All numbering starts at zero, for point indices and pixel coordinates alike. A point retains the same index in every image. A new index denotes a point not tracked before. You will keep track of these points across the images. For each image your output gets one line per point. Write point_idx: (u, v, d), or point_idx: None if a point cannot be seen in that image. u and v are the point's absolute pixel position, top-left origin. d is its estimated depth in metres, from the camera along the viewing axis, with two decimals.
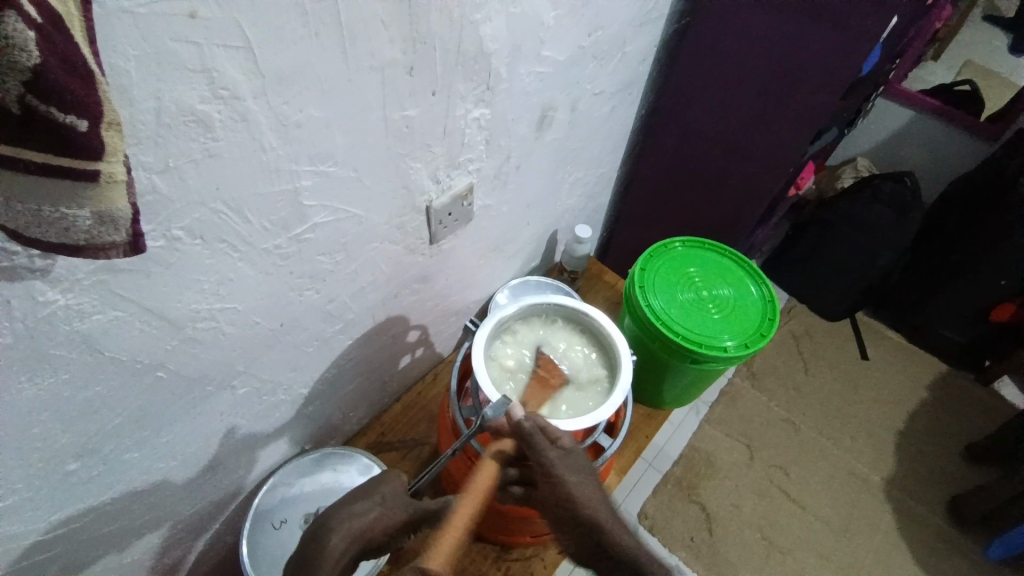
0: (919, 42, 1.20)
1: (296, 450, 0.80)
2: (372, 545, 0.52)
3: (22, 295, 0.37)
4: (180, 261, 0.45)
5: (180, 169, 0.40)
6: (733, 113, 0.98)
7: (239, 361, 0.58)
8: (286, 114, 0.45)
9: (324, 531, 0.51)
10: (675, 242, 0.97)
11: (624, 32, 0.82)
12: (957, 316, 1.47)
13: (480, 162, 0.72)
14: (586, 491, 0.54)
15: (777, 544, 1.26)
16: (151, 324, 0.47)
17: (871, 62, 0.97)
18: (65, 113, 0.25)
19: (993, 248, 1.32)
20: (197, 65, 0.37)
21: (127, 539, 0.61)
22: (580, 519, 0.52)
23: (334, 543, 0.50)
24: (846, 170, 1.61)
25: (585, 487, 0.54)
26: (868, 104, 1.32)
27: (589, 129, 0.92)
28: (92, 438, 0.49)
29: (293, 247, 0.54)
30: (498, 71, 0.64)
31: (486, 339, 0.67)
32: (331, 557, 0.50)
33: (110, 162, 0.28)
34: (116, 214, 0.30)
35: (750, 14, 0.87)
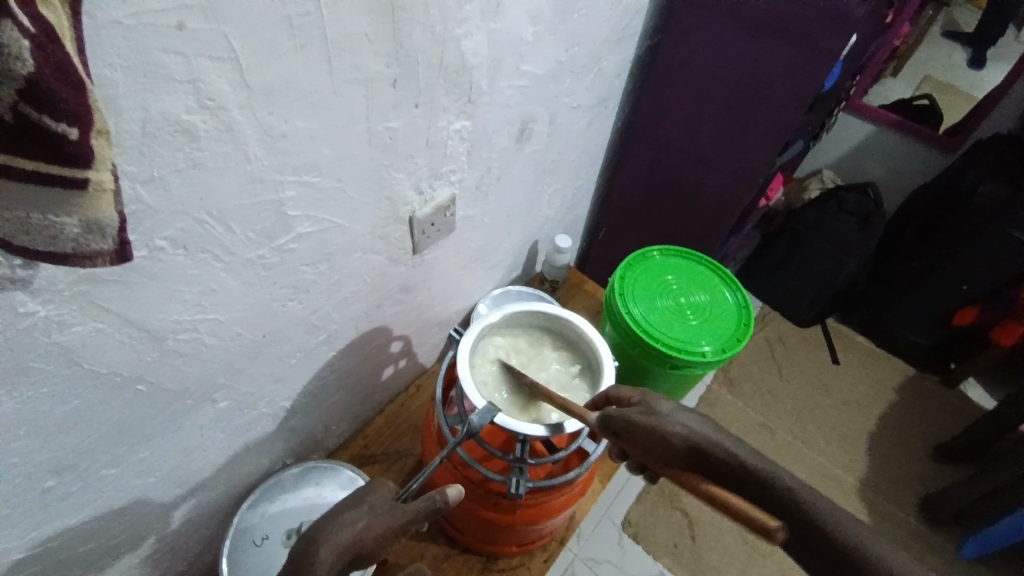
0: (878, 59, 1.27)
1: (278, 465, 0.78)
2: (364, 556, 0.52)
3: (3, 307, 0.36)
4: (163, 272, 0.45)
5: (166, 179, 0.40)
6: (705, 126, 1.02)
7: (222, 373, 0.57)
8: (271, 124, 0.45)
9: (313, 544, 0.51)
10: (653, 251, 0.99)
11: (599, 48, 0.85)
12: (921, 320, 1.53)
13: (462, 173, 0.73)
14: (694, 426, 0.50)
15: (759, 547, 1.30)
16: (133, 336, 0.46)
17: (834, 77, 1.02)
18: (58, 122, 0.25)
19: (952, 254, 1.39)
20: (184, 76, 0.37)
21: (103, 560, 0.60)
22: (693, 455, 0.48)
23: (325, 557, 0.50)
24: (813, 181, 1.67)
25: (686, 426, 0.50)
26: (832, 118, 1.38)
27: (568, 141, 0.94)
28: (70, 454, 0.47)
29: (277, 258, 0.55)
30: (479, 84, 0.65)
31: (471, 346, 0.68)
32: (321, 571, 0.49)
33: (99, 171, 0.28)
34: (103, 222, 0.30)
35: (719, 32, 0.91)
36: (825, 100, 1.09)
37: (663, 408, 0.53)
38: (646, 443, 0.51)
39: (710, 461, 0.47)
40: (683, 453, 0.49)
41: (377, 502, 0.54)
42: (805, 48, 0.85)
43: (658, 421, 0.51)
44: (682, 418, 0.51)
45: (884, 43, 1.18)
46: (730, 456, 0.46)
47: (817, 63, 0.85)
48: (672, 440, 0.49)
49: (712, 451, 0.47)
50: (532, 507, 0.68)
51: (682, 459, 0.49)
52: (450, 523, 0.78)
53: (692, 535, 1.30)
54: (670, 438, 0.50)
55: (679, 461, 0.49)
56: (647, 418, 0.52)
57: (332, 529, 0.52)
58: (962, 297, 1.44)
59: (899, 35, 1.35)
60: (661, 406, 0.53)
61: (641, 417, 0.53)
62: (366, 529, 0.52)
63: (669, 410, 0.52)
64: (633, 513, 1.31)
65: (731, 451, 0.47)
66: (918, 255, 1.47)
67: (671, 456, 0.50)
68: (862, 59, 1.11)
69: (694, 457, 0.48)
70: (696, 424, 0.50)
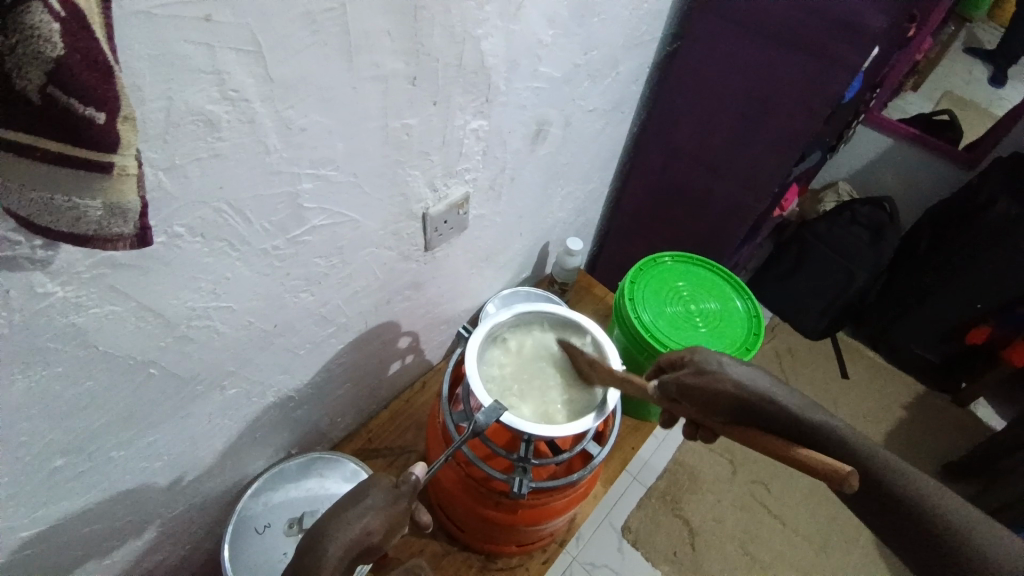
0: (899, 72, 1.25)
1: (282, 455, 0.79)
2: (367, 551, 0.52)
3: (21, 286, 0.37)
4: (178, 259, 0.45)
5: (185, 168, 0.41)
6: (719, 135, 1.01)
7: (231, 361, 0.58)
8: (290, 118, 0.46)
9: (320, 539, 0.51)
10: (664, 256, 0.99)
11: (617, 53, 0.85)
12: (933, 337, 1.52)
13: (476, 172, 0.73)
14: (742, 378, 0.51)
15: (759, 558, 1.29)
16: (147, 321, 0.47)
17: (854, 87, 1.01)
18: (85, 105, 0.26)
19: (966, 270, 1.37)
20: (207, 67, 0.38)
21: (106, 542, 0.60)
22: (742, 403, 0.50)
23: (331, 552, 0.50)
24: (827, 194, 1.65)
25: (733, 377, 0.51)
26: (849, 130, 1.37)
27: (582, 143, 0.94)
28: (80, 435, 0.48)
29: (290, 249, 0.55)
30: (497, 85, 0.65)
31: (479, 345, 0.68)
32: (329, 567, 0.50)
33: (123, 156, 0.28)
34: (126, 207, 0.30)
35: (738, 41, 0.91)
36: (842, 112, 1.08)
37: (713, 363, 0.54)
38: (698, 401, 0.53)
39: (767, 418, 0.48)
40: (736, 410, 0.50)
41: (380, 495, 0.53)
42: (824, 59, 0.84)
43: (709, 378, 0.53)
44: (740, 373, 0.51)
45: (906, 56, 1.17)
46: (787, 413, 0.47)
47: (835, 75, 0.85)
48: (721, 396, 0.51)
49: (762, 403, 0.49)
50: (533, 508, 0.68)
51: (734, 416, 0.50)
52: (451, 520, 0.78)
53: (692, 544, 1.29)
54: (719, 392, 0.51)
55: (731, 417, 0.50)
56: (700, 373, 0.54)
57: (337, 524, 0.52)
58: (973, 314, 1.42)
59: (921, 48, 1.33)
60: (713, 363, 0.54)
61: (691, 376, 0.54)
62: (370, 522, 0.52)
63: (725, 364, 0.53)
64: (633, 519, 1.31)
65: (782, 404, 0.48)
66: (930, 271, 1.44)
67: (728, 415, 0.50)
68: (881, 74, 1.10)
69: (751, 416, 0.49)
70: (753, 379, 0.51)
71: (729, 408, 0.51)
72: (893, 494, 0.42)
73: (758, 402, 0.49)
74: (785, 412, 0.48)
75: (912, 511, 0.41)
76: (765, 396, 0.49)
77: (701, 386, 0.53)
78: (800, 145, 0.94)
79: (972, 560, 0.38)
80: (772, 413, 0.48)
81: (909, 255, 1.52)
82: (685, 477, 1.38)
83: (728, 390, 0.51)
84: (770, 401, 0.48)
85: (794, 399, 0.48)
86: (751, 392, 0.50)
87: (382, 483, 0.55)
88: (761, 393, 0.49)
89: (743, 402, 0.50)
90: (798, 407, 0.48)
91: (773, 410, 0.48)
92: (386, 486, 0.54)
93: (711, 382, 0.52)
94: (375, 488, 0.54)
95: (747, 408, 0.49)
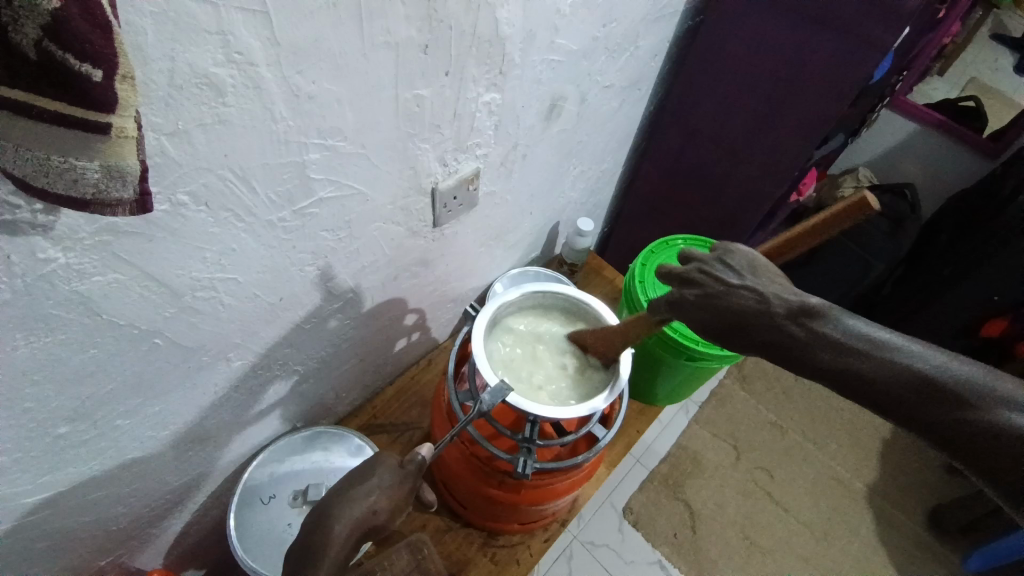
0: (928, 54, 1.21)
1: (288, 427, 0.79)
2: (374, 529, 0.52)
3: (22, 251, 0.36)
4: (183, 228, 0.44)
5: (189, 134, 0.40)
6: (739, 116, 0.99)
7: (237, 333, 0.57)
8: (298, 85, 0.44)
9: (326, 518, 0.51)
10: (678, 239, 0.96)
11: (637, 27, 0.82)
12: (947, 330, 1.50)
13: (488, 148, 0.71)
14: (745, 294, 0.50)
15: (759, 544, 1.29)
16: (151, 290, 0.46)
17: (882, 68, 0.97)
18: (82, 62, 0.24)
19: (985, 262, 1.33)
20: (212, 27, 0.36)
21: (115, 507, 0.61)
22: (740, 318, 0.50)
23: (337, 531, 0.51)
24: (847, 179, 1.61)
25: (745, 292, 0.50)
26: (872, 115, 1.33)
27: (596, 122, 0.92)
28: (85, 403, 0.48)
29: (297, 221, 0.54)
30: (512, 57, 0.63)
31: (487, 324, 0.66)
32: (333, 543, 0.50)
33: (121, 117, 0.27)
34: (124, 170, 0.29)
35: (766, 17, 0.87)
36: (868, 96, 1.04)
37: (743, 302, 0.50)
38: (702, 314, 0.53)
39: (760, 334, 0.50)
40: (727, 324, 0.51)
41: (386, 474, 0.53)
42: (855, 37, 0.80)
43: (720, 294, 0.52)
44: (777, 307, 0.49)
45: (937, 38, 1.12)
46: (782, 325, 0.48)
47: (865, 56, 0.81)
48: (726, 312, 0.51)
49: (754, 320, 0.50)
50: (537, 488, 0.68)
51: (735, 326, 0.51)
52: (453, 497, 0.79)
53: (693, 527, 1.30)
54: (726, 307, 0.51)
55: (730, 331, 0.51)
56: (730, 314, 0.51)
57: (342, 503, 0.52)
58: (990, 308, 1.41)
59: (952, 30, 1.29)
60: (741, 301, 0.50)
61: (695, 295, 0.53)
62: (377, 502, 0.52)
63: (760, 301, 0.50)
64: (635, 501, 1.32)
65: (774, 319, 0.49)
66: (948, 261, 1.41)
67: (775, 359, 0.50)
68: (910, 57, 1.05)
69: (747, 328, 0.50)
70: (795, 319, 0.48)
71: (726, 321, 0.51)
72: (947, 411, 0.42)
73: (803, 346, 0.47)
74: (829, 360, 0.46)
75: (909, 404, 0.43)
76: (810, 334, 0.47)
77: (736, 326, 0.51)
78: (825, 129, 0.90)
79: (962, 431, 0.41)
80: (769, 334, 0.49)
81: (926, 246, 1.49)
82: (688, 462, 1.38)
83: (734, 307, 0.51)
84: (816, 341, 0.47)
85: (842, 337, 0.46)
86: (798, 334, 0.48)
87: (389, 462, 0.54)
88: (803, 337, 0.47)
89: (740, 322, 0.50)
90: (809, 339, 0.47)
91: (764, 327, 0.49)
92: (392, 466, 0.54)
93: (724, 299, 0.51)
94: (381, 467, 0.54)
95: (790, 354, 0.48)
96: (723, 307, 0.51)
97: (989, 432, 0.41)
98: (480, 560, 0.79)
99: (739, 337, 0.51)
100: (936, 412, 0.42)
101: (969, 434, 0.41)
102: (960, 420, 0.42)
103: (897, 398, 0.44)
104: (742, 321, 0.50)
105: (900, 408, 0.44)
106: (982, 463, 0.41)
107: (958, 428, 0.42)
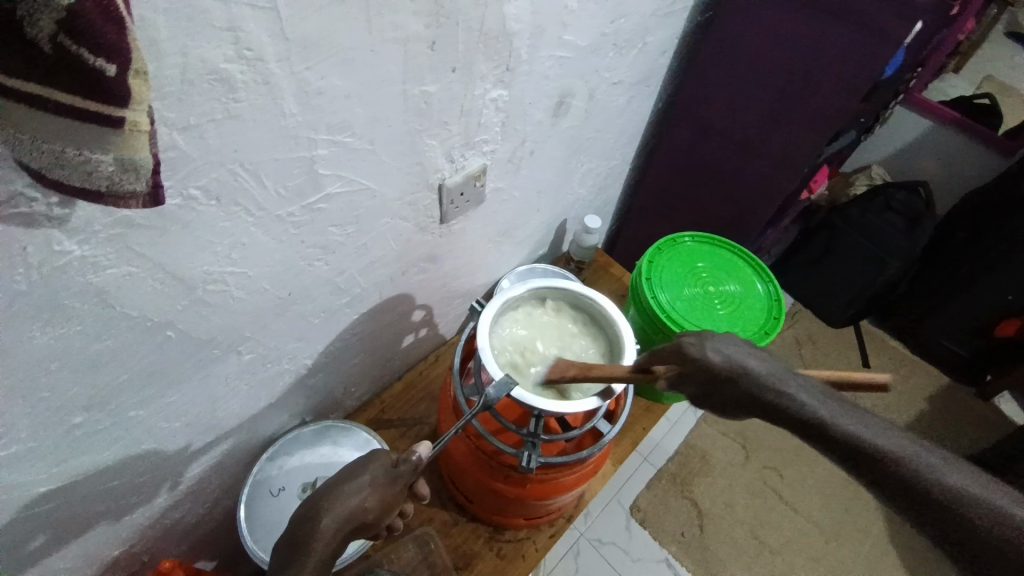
0: (943, 50, 1.19)
1: (297, 421, 0.80)
2: (362, 527, 0.53)
3: (40, 243, 0.37)
4: (195, 221, 0.45)
5: (201, 128, 0.40)
6: (751, 112, 0.98)
7: (248, 326, 0.58)
8: (307, 80, 0.45)
9: (314, 512, 0.52)
10: (686, 237, 0.96)
11: (645, 23, 0.82)
12: (961, 329, 1.48)
13: (494, 144, 0.72)
14: (757, 360, 0.52)
15: (767, 543, 1.29)
16: (164, 282, 0.47)
17: (893, 64, 0.96)
18: (96, 57, 0.25)
19: (1005, 261, 1.33)
20: (224, 23, 0.37)
21: (129, 496, 0.62)
22: (752, 382, 0.51)
23: (325, 525, 0.51)
24: (860, 177, 1.59)
25: (757, 357, 0.52)
26: (886, 111, 1.31)
27: (603, 119, 0.92)
28: (100, 392, 0.49)
29: (306, 216, 0.55)
30: (519, 53, 0.63)
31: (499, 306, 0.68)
32: (321, 538, 0.51)
33: (135, 111, 0.28)
34: (138, 162, 0.30)
35: (777, 13, 0.87)
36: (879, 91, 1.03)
37: (754, 365, 0.51)
38: (714, 370, 0.52)
39: (768, 397, 0.50)
40: (737, 384, 0.51)
41: (377, 471, 0.54)
42: (868, 33, 0.80)
43: (732, 356, 0.52)
44: (786, 376, 0.50)
45: (951, 34, 1.10)
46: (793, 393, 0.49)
47: (877, 51, 0.80)
48: (736, 372, 0.51)
49: (764, 383, 0.50)
50: (542, 483, 0.68)
51: (743, 386, 0.51)
52: (460, 491, 0.79)
53: (700, 526, 1.29)
54: (738, 367, 0.51)
55: (737, 392, 0.51)
56: (746, 374, 0.51)
57: (334, 498, 0.52)
58: (1002, 307, 1.38)
59: (968, 26, 1.27)
60: (752, 364, 0.51)
61: (711, 349, 0.53)
62: (367, 499, 0.53)
63: (767, 367, 0.51)
64: (642, 499, 1.32)
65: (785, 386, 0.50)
66: (966, 259, 1.40)
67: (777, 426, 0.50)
68: (924, 52, 1.04)
69: (755, 390, 0.50)
70: (800, 386, 0.50)
71: (736, 383, 0.51)
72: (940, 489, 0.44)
73: (811, 415, 0.48)
74: (835, 429, 0.47)
75: (907, 478, 0.45)
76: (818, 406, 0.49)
77: (746, 388, 0.51)
78: (837, 122, 0.90)
79: (952, 510, 0.43)
80: (778, 399, 0.49)
81: (942, 248, 1.46)
82: (696, 460, 1.38)
83: (748, 367, 0.51)
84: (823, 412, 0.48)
85: (849, 411, 0.48)
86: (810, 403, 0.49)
87: (381, 461, 0.55)
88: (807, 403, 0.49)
89: (751, 383, 0.50)
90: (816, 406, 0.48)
91: (774, 389, 0.50)
92: (383, 465, 0.55)
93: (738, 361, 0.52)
94: (372, 464, 0.55)
95: (796, 421, 0.49)
96: (735, 368, 0.51)
97: (979, 515, 0.43)
98: (487, 553, 0.79)
99: (746, 398, 0.51)
100: (928, 486, 0.44)
101: (966, 517, 0.43)
102: (956, 501, 0.43)
103: (893, 472, 0.45)
104: (753, 383, 0.50)
105: (892, 482, 0.45)
106: (973, 546, 0.43)
107: (956, 510, 0.43)
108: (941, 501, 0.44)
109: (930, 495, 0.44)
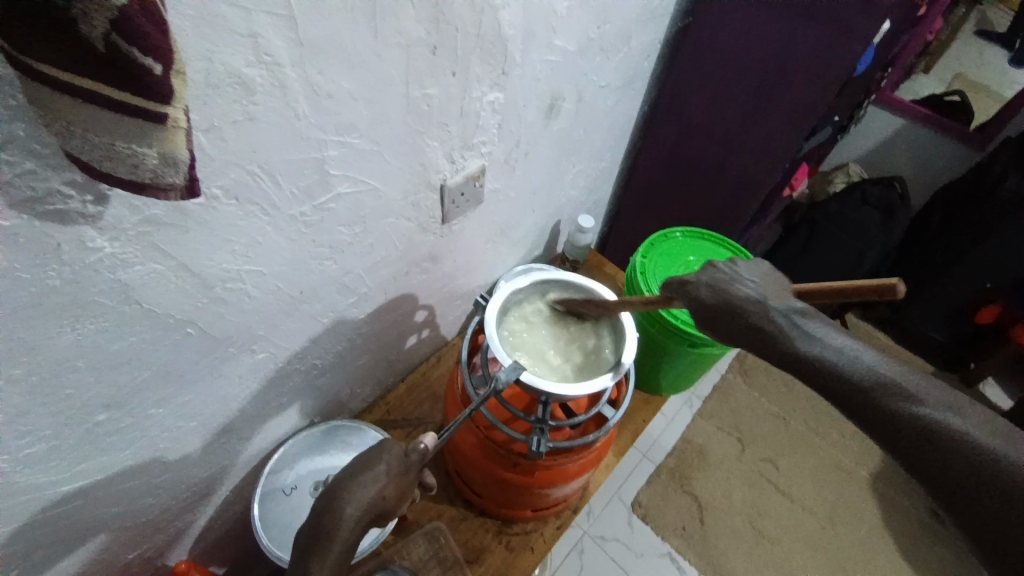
0: (912, 49, 1.25)
1: (305, 422, 0.82)
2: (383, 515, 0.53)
3: (72, 240, 0.39)
4: (215, 221, 0.47)
5: (222, 130, 0.43)
6: (732, 108, 1.02)
7: (260, 326, 0.60)
8: (318, 83, 0.48)
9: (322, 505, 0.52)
10: (676, 231, 1.00)
11: (629, 28, 0.86)
12: (943, 317, 1.53)
13: (491, 145, 0.75)
14: (751, 292, 0.52)
15: (767, 533, 1.31)
16: (185, 281, 0.49)
17: (865, 61, 1.01)
18: (145, 56, 0.27)
19: (978, 246, 1.37)
20: (244, 30, 0.39)
21: (144, 499, 0.63)
22: (733, 306, 0.52)
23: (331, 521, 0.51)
24: (838, 175, 1.64)
25: (750, 288, 0.52)
26: (860, 110, 1.37)
27: (593, 121, 0.95)
28: (121, 391, 0.51)
29: (316, 216, 0.57)
30: (513, 57, 0.66)
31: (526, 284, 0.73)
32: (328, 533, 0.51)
33: (175, 108, 0.30)
34: (178, 156, 0.32)
35: (752, 14, 0.90)
36: (852, 88, 1.08)
37: (744, 293, 0.52)
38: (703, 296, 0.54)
39: (743, 318, 0.51)
40: (717, 309, 0.53)
41: (392, 461, 0.53)
42: (839, 30, 0.85)
43: (727, 284, 0.53)
44: (774, 304, 0.50)
45: (918, 33, 1.16)
46: (769, 317, 0.50)
47: (849, 46, 0.85)
48: (720, 298, 0.53)
49: (744, 308, 0.51)
50: (549, 469, 0.70)
51: (722, 312, 0.53)
52: (469, 486, 0.81)
53: (701, 518, 1.31)
54: (726, 294, 0.53)
55: (717, 320, 0.53)
56: (730, 299, 0.52)
57: (352, 487, 0.51)
58: (982, 293, 1.43)
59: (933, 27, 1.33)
60: (742, 292, 0.52)
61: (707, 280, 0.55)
62: (384, 488, 0.52)
63: (760, 296, 0.51)
64: (643, 494, 1.34)
65: (764, 312, 0.50)
66: (940, 247, 1.44)
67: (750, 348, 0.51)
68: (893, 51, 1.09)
69: (732, 314, 0.52)
70: (786, 314, 0.49)
71: (721, 308, 0.53)
72: (905, 416, 0.40)
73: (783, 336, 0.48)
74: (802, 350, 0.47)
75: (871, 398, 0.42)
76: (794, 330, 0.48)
77: (726, 313, 0.52)
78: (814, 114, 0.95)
79: (916, 434, 0.40)
80: (755, 322, 0.50)
81: (920, 235, 1.52)
82: (693, 454, 1.40)
83: (734, 294, 0.52)
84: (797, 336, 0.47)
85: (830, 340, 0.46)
86: (786, 328, 0.48)
87: (393, 450, 0.55)
88: (791, 329, 0.48)
89: (731, 309, 0.52)
90: (794, 330, 0.48)
91: (752, 312, 0.51)
92: (396, 455, 0.54)
93: (727, 291, 0.53)
94: (387, 454, 0.54)
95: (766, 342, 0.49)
96: (723, 295, 0.53)
97: (946, 441, 0.38)
98: (496, 547, 0.81)
99: (723, 322, 0.53)
100: (899, 411, 0.41)
101: (929, 445, 0.39)
102: (922, 427, 0.39)
103: (860, 392, 0.43)
104: (735, 308, 0.52)
105: (854, 403, 0.43)
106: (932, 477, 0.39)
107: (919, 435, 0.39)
108: (904, 426, 0.40)
109: (888, 416, 0.41)
